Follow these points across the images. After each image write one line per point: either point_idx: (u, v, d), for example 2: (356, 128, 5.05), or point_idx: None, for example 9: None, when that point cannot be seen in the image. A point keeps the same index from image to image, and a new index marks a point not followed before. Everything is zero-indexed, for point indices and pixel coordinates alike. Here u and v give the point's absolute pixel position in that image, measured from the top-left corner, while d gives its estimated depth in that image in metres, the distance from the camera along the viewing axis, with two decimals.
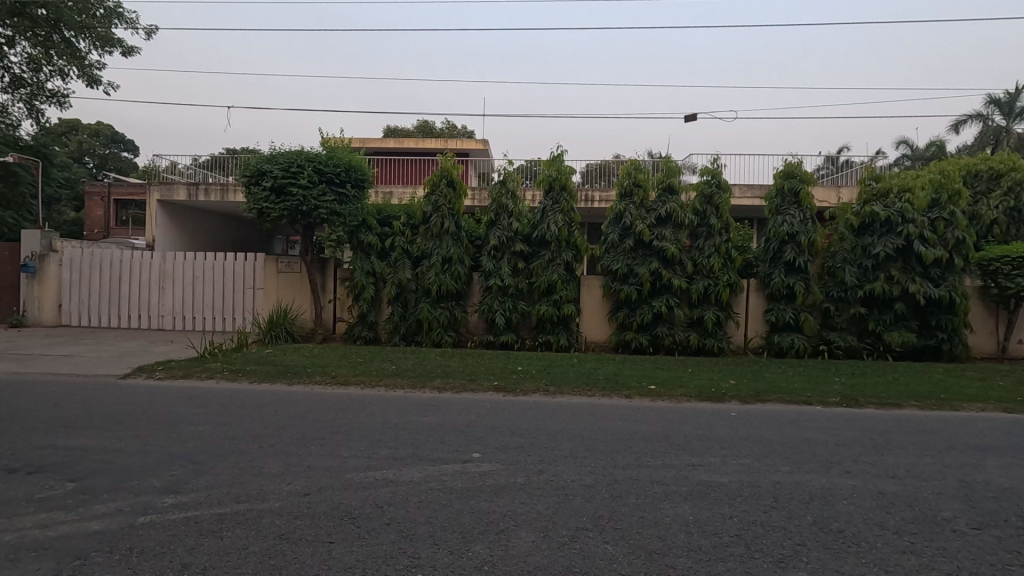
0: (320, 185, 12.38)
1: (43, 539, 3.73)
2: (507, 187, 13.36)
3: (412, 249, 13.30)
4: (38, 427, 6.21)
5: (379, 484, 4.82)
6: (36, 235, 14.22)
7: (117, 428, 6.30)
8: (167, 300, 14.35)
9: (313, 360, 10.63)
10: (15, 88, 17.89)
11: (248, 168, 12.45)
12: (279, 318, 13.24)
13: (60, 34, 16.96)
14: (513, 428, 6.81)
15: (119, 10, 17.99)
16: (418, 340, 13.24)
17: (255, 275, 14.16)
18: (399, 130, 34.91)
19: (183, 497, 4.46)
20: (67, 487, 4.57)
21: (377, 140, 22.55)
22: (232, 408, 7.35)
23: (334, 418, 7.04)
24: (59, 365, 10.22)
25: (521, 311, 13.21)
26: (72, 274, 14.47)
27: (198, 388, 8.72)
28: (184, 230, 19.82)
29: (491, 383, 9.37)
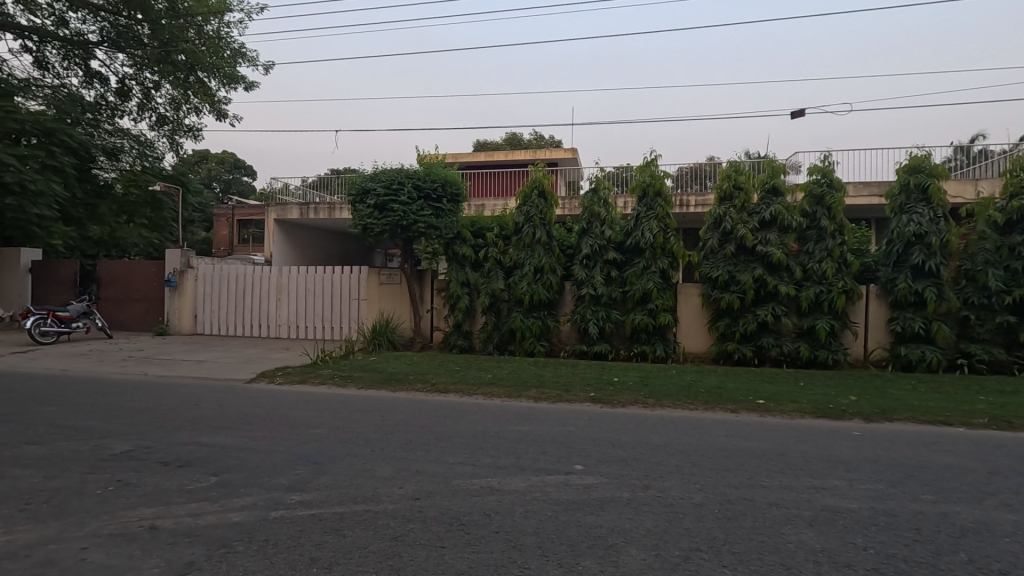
0: (418, 201, 12.95)
1: (195, 526, 4.16)
2: (599, 195, 13.23)
3: (505, 259, 13.51)
4: (184, 426, 6.97)
5: (485, 493, 4.90)
6: (177, 253, 16.09)
7: (248, 429, 6.91)
8: (284, 311, 15.64)
9: (413, 368, 11.08)
10: (160, 126, 20.51)
11: (354, 187, 13.27)
12: (382, 327, 13.95)
13: (194, 76, 19.10)
14: (614, 441, 6.67)
15: (242, 50, 19.97)
16: (511, 349, 13.40)
17: (359, 286, 15.06)
18: (489, 144, 35.80)
19: (308, 495, 4.79)
20: (210, 480, 5.09)
21: (469, 154, 23.30)
22: (345, 413, 7.83)
23: (437, 425, 7.27)
24: (196, 370, 11.44)
25: (614, 320, 12.96)
26: (205, 288, 16.20)
27: (313, 393, 9.38)
28: (297, 246, 21.59)
29: (588, 394, 9.24)
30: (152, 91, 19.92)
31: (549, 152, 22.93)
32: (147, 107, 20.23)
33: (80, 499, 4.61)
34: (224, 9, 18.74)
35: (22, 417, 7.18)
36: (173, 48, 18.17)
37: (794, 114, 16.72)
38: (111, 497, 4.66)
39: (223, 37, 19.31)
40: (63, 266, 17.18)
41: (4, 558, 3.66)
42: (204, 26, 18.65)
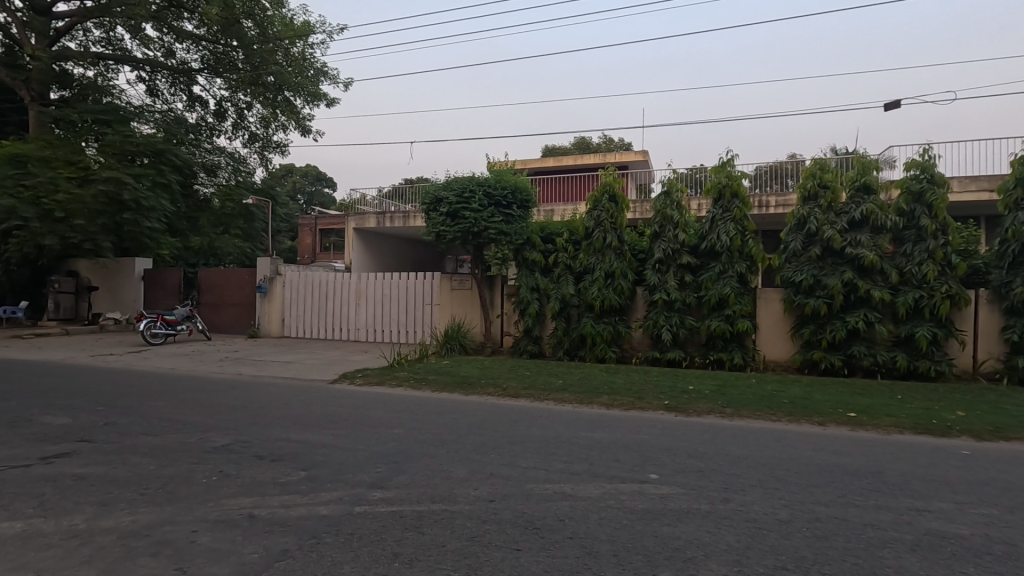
0: (489, 208, 13.17)
1: (288, 517, 4.45)
2: (672, 197, 12.90)
3: (575, 264, 13.45)
4: (276, 423, 7.47)
5: (559, 498, 4.91)
6: (267, 261, 17.27)
7: (333, 427, 7.31)
8: (362, 315, 16.38)
9: (485, 372, 11.26)
10: (251, 143, 22.21)
11: (427, 196, 13.65)
12: (454, 332, 14.24)
13: (282, 95, 20.50)
14: (690, 451, 6.46)
15: (324, 69, 21.14)
16: (582, 354, 13.29)
17: (433, 291, 15.51)
18: (558, 149, 35.80)
19: (388, 492, 5.01)
20: (300, 474, 5.43)
21: (538, 160, 23.44)
22: (420, 415, 8.08)
23: (509, 429, 7.36)
24: (285, 371, 12.21)
25: (689, 326, 12.56)
26: (292, 293, 17.26)
27: (390, 395, 9.77)
28: (375, 254, 22.58)
29: (662, 402, 9.02)
30: (244, 111, 21.59)
31: (619, 155, 22.59)
32: (240, 126, 21.93)
33: (188, 487, 5.05)
34: (308, 31, 20.06)
35: (139, 411, 7.96)
36: (264, 70, 19.63)
37: (887, 104, 15.53)
38: (215, 486, 5.08)
39: (307, 58, 20.57)
40: (170, 273, 18.89)
41: (128, 537, 4.08)
42: (291, 48, 20.04)
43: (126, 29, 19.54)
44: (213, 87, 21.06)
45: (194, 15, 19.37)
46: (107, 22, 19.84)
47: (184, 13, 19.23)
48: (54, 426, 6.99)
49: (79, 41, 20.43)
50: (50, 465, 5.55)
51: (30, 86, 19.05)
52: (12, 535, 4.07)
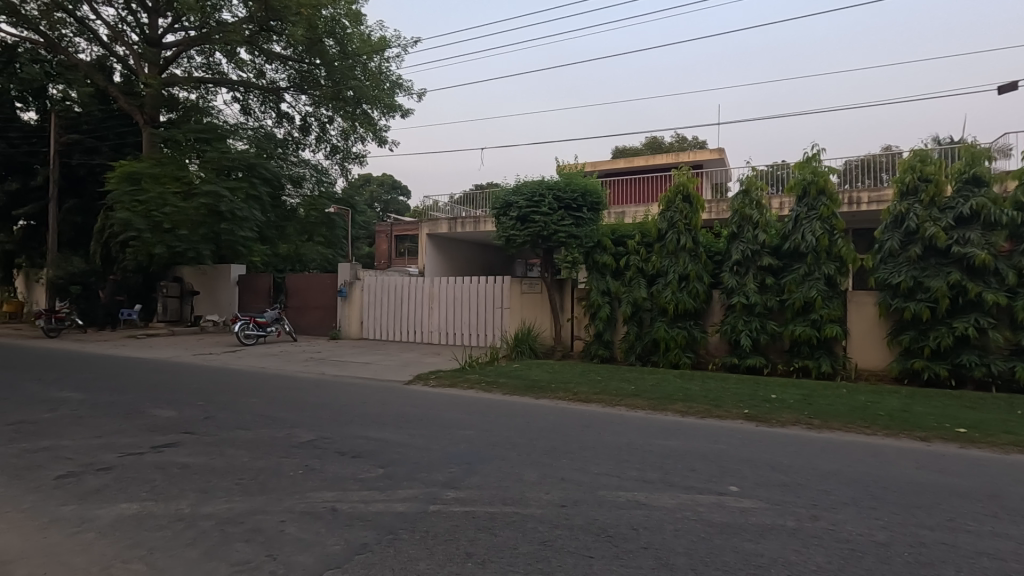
0: (558, 211, 13.14)
1: (367, 512, 4.65)
2: (751, 196, 12.30)
3: (647, 267, 13.11)
4: (356, 420, 7.83)
5: (633, 506, 4.80)
6: (347, 267, 18.14)
7: (408, 426, 7.55)
8: (435, 318, 16.83)
9: (555, 376, 11.21)
10: (333, 155, 23.57)
11: (497, 201, 13.75)
12: (524, 335, 14.28)
13: (360, 108, 21.58)
14: (773, 463, 6.11)
15: (399, 81, 21.94)
16: (654, 360, 12.92)
17: (503, 295, 15.67)
18: (628, 151, 35.14)
19: (461, 492, 5.10)
20: (378, 471, 5.65)
21: (608, 161, 23.14)
22: (491, 417, 8.18)
23: (581, 434, 7.28)
24: (364, 371, 12.76)
25: (770, 332, 11.89)
26: (370, 297, 18.02)
27: (463, 396, 9.97)
28: (447, 258, 23.18)
29: (741, 410, 8.59)
30: (327, 125, 22.89)
31: (693, 154, 21.82)
32: (323, 139, 23.29)
33: (278, 479, 5.40)
34: (385, 46, 20.91)
35: (235, 406, 8.59)
36: (344, 85, 20.80)
37: (1004, 88, 13.96)
38: (301, 479, 5.39)
39: (384, 71, 21.47)
40: (261, 279, 20.27)
41: (225, 523, 4.40)
42: (368, 63, 20.98)
43: (223, 55, 21.22)
44: (298, 103, 22.49)
45: (282, 37, 20.69)
46: (207, 49, 21.65)
47: (273, 36, 20.57)
48: (163, 418, 7.68)
49: (184, 68, 22.44)
50: (159, 453, 6.10)
51: (143, 111, 21.13)
52: (129, 515, 4.51)
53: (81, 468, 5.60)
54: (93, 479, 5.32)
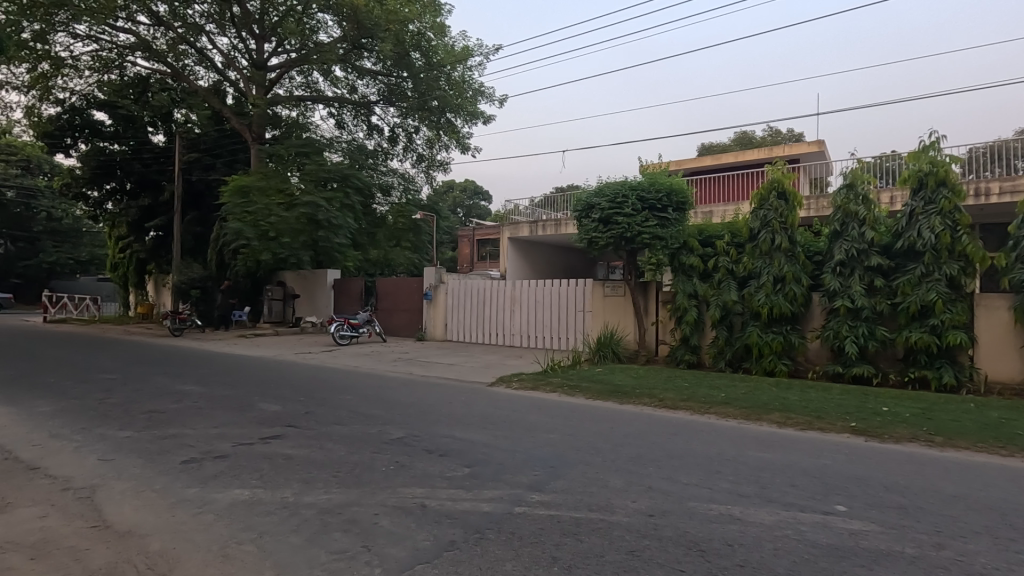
0: (642, 212, 12.83)
1: (454, 510, 4.76)
2: (857, 190, 11.32)
3: (739, 269, 12.42)
4: (442, 420, 8.06)
5: (726, 520, 4.56)
6: (433, 271, 18.75)
7: (492, 427, 7.66)
8: (517, 321, 16.97)
9: (640, 382, 10.90)
10: (419, 163, 24.64)
11: (578, 203, 13.59)
12: (606, 339, 14.03)
13: (444, 117, 22.59)
14: (887, 483, 5.57)
15: (481, 88, 22.52)
16: (746, 366, 12.23)
17: (585, 298, 15.51)
18: (715, 147, 33.65)
19: (545, 496, 5.08)
20: (465, 470, 5.77)
21: (694, 159, 22.28)
22: (574, 421, 8.12)
23: (668, 442, 7.04)
24: (449, 372, 13.11)
25: (880, 338, 10.87)
26: (454, 300, 18.51)
27: (546, 400, 9.98)
28: (528, 261, 23.33)
29: (847, 424, 7.92)
30: (413, 135, 23.97)
31: (788, 147, 20.50)
32: (410, 148, 24.39)
33: (371, 473, 5.68)
34: (467, 55, 21.52)
35: (332, 402, 9.14)
36: (430, 96, 21.72)
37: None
38: (392, 474, 5.62)
39: (467, 80, 22.10)
40: (353, 283, 21.40)
41: (324, 512, 4.67)
42: (452, 72, 21.68)
43: (320, 73, 22.74)
44: (387, 115, 23.67)
45: (372, 54, 21.84)
46: (306, 69, 23.30)
47: (364, 53, 21.76)
48: (270, 412, 8.32)
49: (286, 88, 24.27)
50: (267, 444, 6.61)
51: (252, 129, 23.12)
52: (242, 501, 4.91)
53: (202, 455, 6.18)
54: (212, 465, 5.85)
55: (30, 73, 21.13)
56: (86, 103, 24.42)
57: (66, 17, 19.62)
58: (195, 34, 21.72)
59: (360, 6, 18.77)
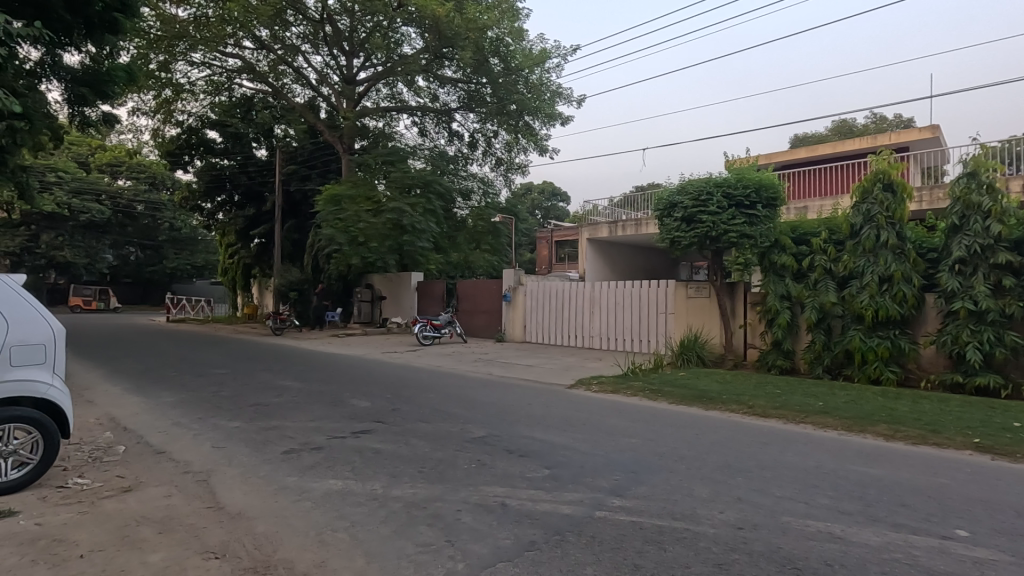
0: (729, 210, 12.25)
1: (535, 510, 4.78)
2: (979, 179, 10.19)
3: (838, 268, 11.51)
4: (522, 421, 8.12)
5: (825, 538, 4.25)
6: (512, 273, 18.98)
7: (571, 430, 7.62)
8: (597, 323, 16.76)
9: (727, 387, 10.39)
10: (498, 167, 25.09)
11: (660, 202, 13.16)
12: (690, 343, 13.50)
13: (522, 121, 22.96)
14: (1019, 508, 4.94)
15: (559, 90, 22.56)
16: (848, 374, 11.31)
17: (667, 299, 15.05)
18: (810, 138, 31.48)
19: (627, 501, 4.98)
20: (545, 472, 5.79)
21: (786, 152, 21.01)
22: (656, 426, 7.89)
23: (759, 451, 6.67)
24: (528, 373, 13.20)
25: (1011, 344, 9.68)
26: (533, 301, 18.60)
27: (627, 403, 9.79)
28: (608, 263, 23.01)
29: (969, 439, 7.11)
30: (492, 139, 24.45)
31: (896, 134, 18.76)
32: (489, 152, 24.88)
33: (455, 470, 5.84)
34: (545, 57, 21.58)
35: (417, 401, 9.50)
36: (508, 100, 22.10)
37: None
38: (474, 472, 5.75)
39: (544, 82, 22.21)
40: (435, 285, 22.10)
41: (411, 506, 4.86)
42: (530, 75, 21.86)
43: (405, 84, 23.71)
44: (467, 121, 24.28)
45: (453, 62, 22.46)
46: (392, 81, 24.38)
47: (445, 62, 22.42)
48: (360, 408, 8.79)
49: (374, 100, 25.55)
50: (358, 438, 6.98)
51: (343, 140, 24.54)
52: (336, 491, 5.22)
53: (300, 446, 6.64)
54: (309, 456, 6.27)
55: (156, 99, 23.67)
56: (201, 123, 27.00)
57: (184, 48, 21.78)
58: (293, 54, 23.39)
59: (441, 17, 19.33)
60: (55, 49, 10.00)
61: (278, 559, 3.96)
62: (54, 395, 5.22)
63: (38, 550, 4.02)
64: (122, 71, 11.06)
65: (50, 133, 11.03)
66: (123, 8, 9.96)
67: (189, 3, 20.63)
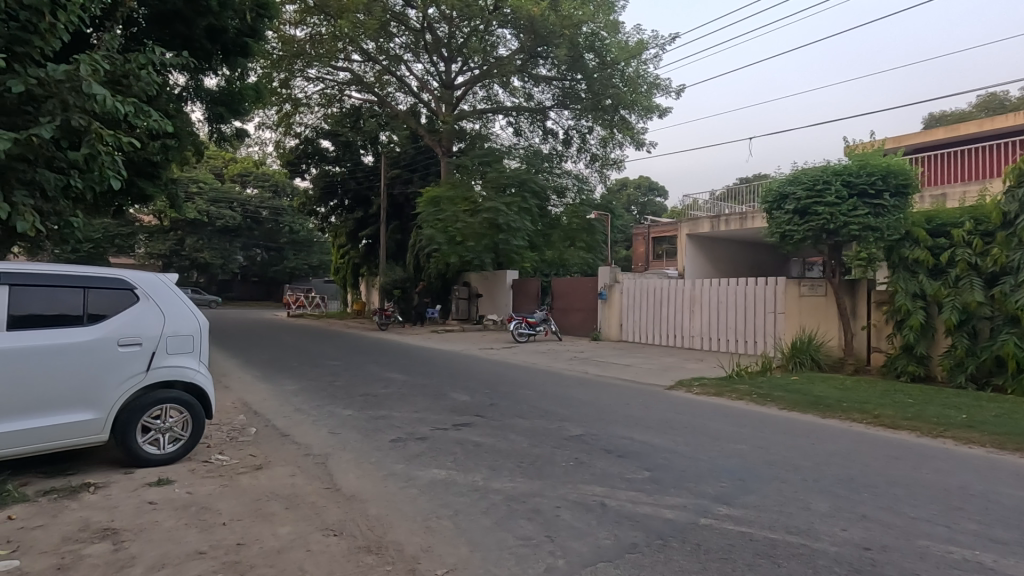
0: (850, 200, 11.19)
1: (636, 512, 4.68)
2: None
3: (986, 263, 10.13)
4: (620, 421, 7.96)
5: (973, 569, 3.76)
6: (607, 270, 18.70)
7: (672, 432, 7.37)
8: (698, 323, 16.04)
9: (848, 394, 9.51)
10: (593, 163, 24.89)
11: (769, 194, 12.27)
12: (803, 345, 12.48)
13: (618, 115, 22.59)
14: None
15: (657, 81, 21.88)
16: (997, 383, 9.92)
17: (777, 298, 14.07)
18: (947, 117, 28.02)
19: (735, 510, 4.73)
20: (644, 474, 5.64)
21: (918, 134, 18.87)
22: (765, 433, 7.41)
23: (888, 466, 6.02)
24: (625, 373, 12.95)
25: None
26: (630, 299, 18.19)
27: (732, 407, 9.29)
28: (710, 259, 21.97)
29: None
30: (587, 135, 24.23)
31: None
32: (584, 148, 24.71)
33: (553, 467, 5.86)
34: (642, 49, 21.00)
35: (513, 397, 9.65)
36: (604, 95, 21.82)
37: None
38: (572, 470, 5.73)
39: (641, 74, 21.63)
40: (530, 283, 22.30)
41: (511, 500, 4.95)
42: (626, 69, 21.43)
43: (500, 86, 24.16)
44: (562, 118, 24.25)
45: (548, 60, 22.48)
46: (488, 83, 24.92)
47: (540, 61, 22.57)
48: (460, 401, 9.09)
49: (471, 103, 26.29)
50: (458, 431, 7.22)
51: (442, 144, 25.50)
52: (440, 480, 5.45)
53: (406, 436, 7.00)
54: (414, 446, 6.60)
55: (278, 114, 26.01)
56: (316, 134, 29.23)
57: (302, 65, 23.70)
58: (396, 64, 24.69)
59: (536, 16, 19.47)
60: (197, 74, 11.28)
61: (388, 541, 4.21)
62: (200, 380, 5.93)
63: (188, 515, 4.59)
64: (250, 90, 12.30)
65: (194, 150, 12.45)
66: (252, 33, 11.14)
67: (306, 23, 22.45)
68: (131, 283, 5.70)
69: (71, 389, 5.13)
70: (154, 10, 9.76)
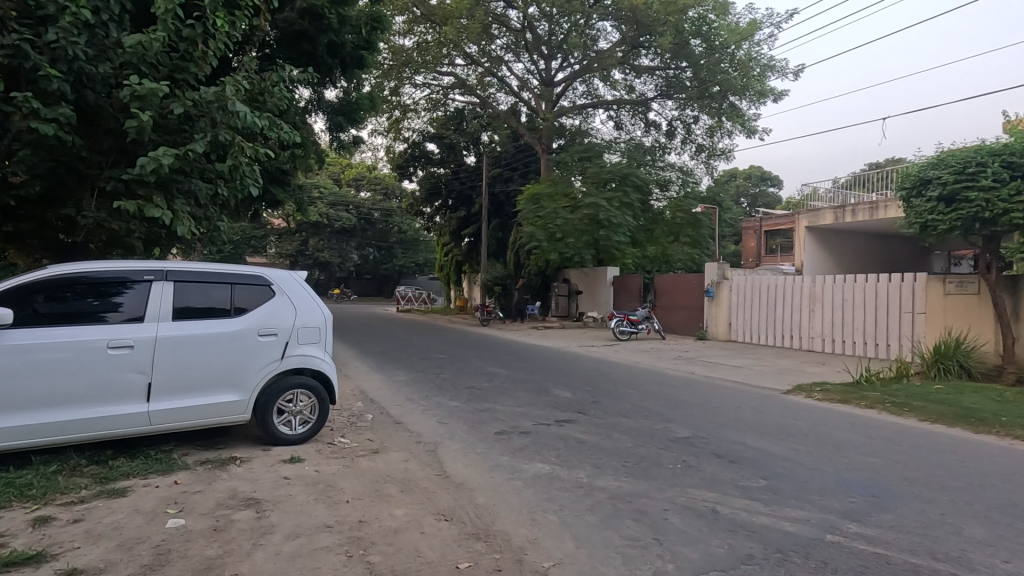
0: (1011, 183, 9.71)
1: (751, 522, 4.41)
2: None
3: None
4: (730, 425, 7.55)
5: None
6: (714, 267, 17.83)
7: (790, 439, 6.85)
8: (818, 323, 14.76)
9: (1007, 408, 8.24)
10: (699, 153, 23.78)
11: (907, 180, 10.95)
12: (949, 349, 11.02)
13: (727, 102, 21.37)
14: None
15: (771, 63, 20.38)
16: None
17: (915, 297, 12.54)
18: None
19: (867, 529, 4.30)
20: (761, 482, 5.29)
21: None
22: (901, 446, 6.65)
23: None
24: (735, 374, 12.25)
25: None
26: (739, 297, 17.18)
27: (860, 416, 8.44)
28: (833, 253, 20.10)
29: None
30: (692, 125, 23.18)
31: None
32: (689, 139, 23.65)
33: (660, 468, 5.69)
34: (755, 29, 19.67)
35: (615, 395, 9.50)
36: (710, 81, 20.77)
37: None
38: (680, 473, 5.53)
39: (754, 56, 20.31)
40: (632, 279, 21.74)
41: (616, 498, 4.88)
42: (737, 52, 20.24)
43: (600, 80, 23.77)
44: (665, 109, 23.39)
45: (650, 50, 21.82)
46: (588, 78, 24.65)
47: (642, 52, 21.97)
48: (562, 398, 9.11)
49: (571, 99, 26.18)
50: (561, 427, 7.25)
51: (542, 142, 25.67)
52: (544, 474, 5.50)
53: (510, 429, 7.14)
54: (518, 439, 6.71)
55: (388, 120, 27.60)
56: (422, 138, 30.63)
57: (410, 73, 24.89)
58: (497, 65, 25.21)
59: (639, 6, 19.00)
60: (319, 88, 12.28)
61: (495, 530, 4.32)
62: (326, 368, 6.47)
63: (317, 492, 5.03)
64: (365, 99, 13.19)
65: (317, 157, 13.60)
66: (366, 46, 11.97)
67: (413, 32, 23.58)
68: (268, 280, 6.35)
69: (221, 372, 5.82)
70: (284, 32, 10.64)
